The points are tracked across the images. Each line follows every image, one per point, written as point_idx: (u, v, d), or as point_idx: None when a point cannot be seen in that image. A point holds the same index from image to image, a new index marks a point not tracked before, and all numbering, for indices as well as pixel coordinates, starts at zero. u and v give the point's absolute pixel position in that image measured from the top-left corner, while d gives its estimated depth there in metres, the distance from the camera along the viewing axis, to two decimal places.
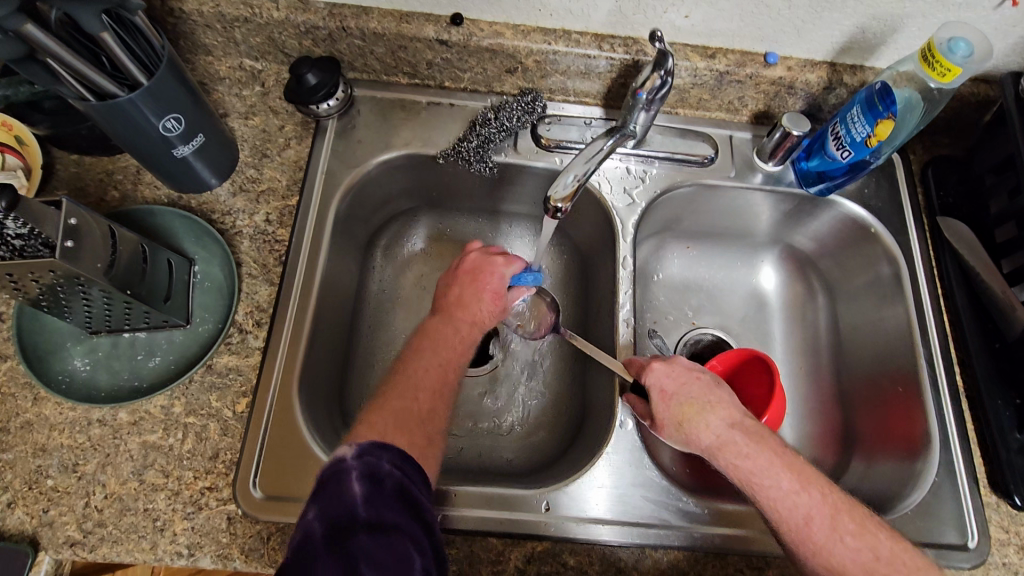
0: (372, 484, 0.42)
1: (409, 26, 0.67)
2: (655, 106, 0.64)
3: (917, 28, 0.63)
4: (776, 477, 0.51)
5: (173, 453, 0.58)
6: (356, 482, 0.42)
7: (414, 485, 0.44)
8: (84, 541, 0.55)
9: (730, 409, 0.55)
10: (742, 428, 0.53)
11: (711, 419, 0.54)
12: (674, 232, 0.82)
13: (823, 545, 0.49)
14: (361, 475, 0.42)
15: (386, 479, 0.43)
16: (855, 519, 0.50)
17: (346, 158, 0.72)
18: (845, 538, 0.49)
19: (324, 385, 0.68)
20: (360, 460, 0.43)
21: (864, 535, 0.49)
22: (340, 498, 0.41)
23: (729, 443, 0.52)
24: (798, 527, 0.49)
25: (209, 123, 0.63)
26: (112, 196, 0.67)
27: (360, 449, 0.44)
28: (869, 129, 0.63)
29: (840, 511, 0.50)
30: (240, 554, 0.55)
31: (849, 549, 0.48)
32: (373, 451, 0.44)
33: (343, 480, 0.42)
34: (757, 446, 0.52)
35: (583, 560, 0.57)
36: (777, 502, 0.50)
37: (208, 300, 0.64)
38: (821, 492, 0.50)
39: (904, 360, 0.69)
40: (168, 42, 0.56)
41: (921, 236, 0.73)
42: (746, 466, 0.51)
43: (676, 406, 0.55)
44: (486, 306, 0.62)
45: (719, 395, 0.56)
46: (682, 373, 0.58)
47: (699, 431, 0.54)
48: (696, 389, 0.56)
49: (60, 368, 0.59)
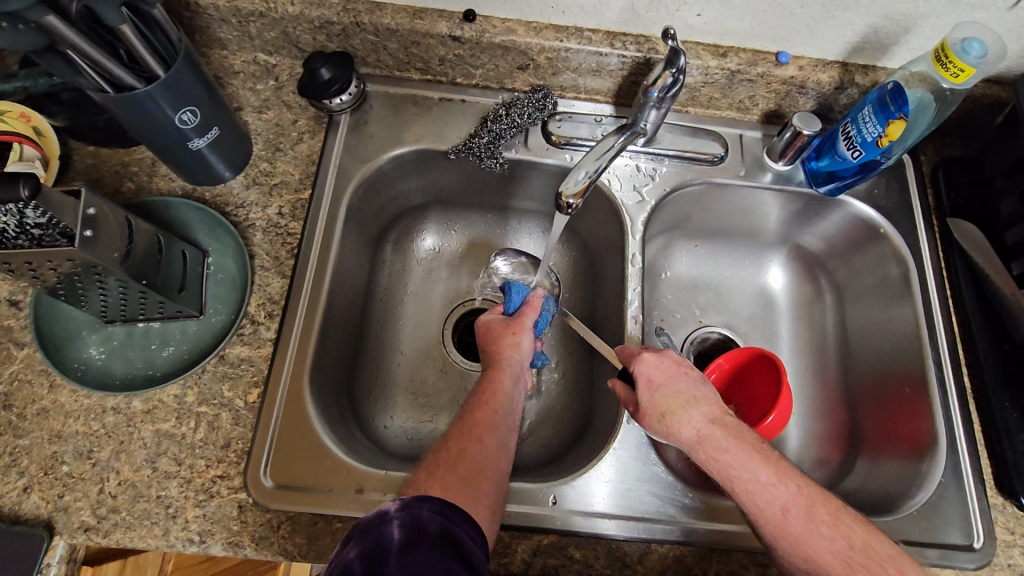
0: (410, 533, 0.42)
1: (422, 22, 0.68)
2: (666, 104, 0.65)
3: (930, 28, 0.63)
4: (753, 469, 0.51)
5: (186, 441, 0.59)
6: (395, 528, 0.42)
7: (456, 531, 0.43)
8: (98, 527, 0.55)
9: (711, 404, 0.55)
10: (723, 423, 0.54)
11: (693, 414, 0.54)
12: (682, 230, 0.82)
13: (800, 537, 0.49)
14: (401, 524, 0.42)
15: (426, 526, 0.43)
16: (831, 510, 0.49)
17: (358, 153, 0.73)
18: (820, 529, 0.49)
19: (335, 376, 0.68)
20: (403, 510, 0.43)
21: (839, 526, 0.49)
22: (379, 542, 0.42)
23: (708, 436, 0.53)
24: (775, 519, 0.49)
25: (224, 117, 0.63)
26: (128, 187, 0.68)
27: (404, 501, 0.44)
28: (881, 130, 0.63)
29: (817, 503, 0.50)
30: (250, 542, 0.56)
31: (824, 541, 0.48)
32: (416, 502, 0.44)
33: (384, 530, 0.42)
34: (735, 441, 0.52)
35: (588, 554, 0.58)
36: (755, 494, 0.50)
37: (221, 291, 0.64)
38: (797, 485, 0.50)
39: (911, 361, 0.69)
40: (185, 35, 0.57)
41: (930, 237, 0.73)
42: (724, 459, 0.52)
43: (659, 397, 0.56)
44: (499, 341, 0.64)
45: (705, 392, 0.56)
46: (671, 367, 0.58)
47: (680, 424, 0.55)
48: (681, 383, 0.57)
49: (76, 356, 0.60)
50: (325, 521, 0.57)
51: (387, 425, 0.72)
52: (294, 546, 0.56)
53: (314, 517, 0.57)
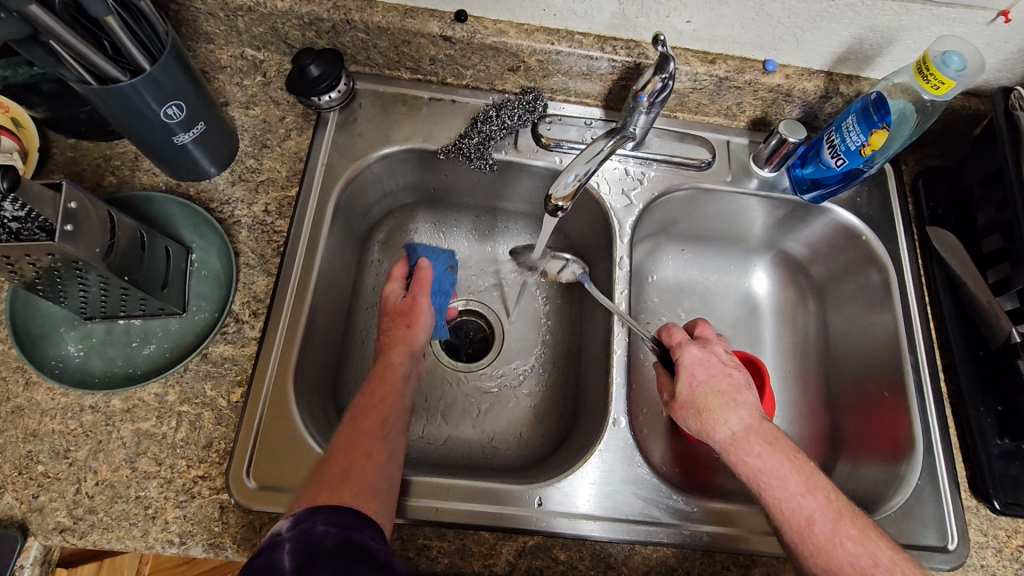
0: (304, 551, 0.41)
1: (413, 22, 0.67)
2: (655, 109, 0.65)
3: (913, 40, 0.65)
4: (784, 478, 0.53)
5: (166, 441, 0.57)
6: (286, 553, 0.40)
7: (358, 536, 0.43)
8: (74, 528, 0.54)
9: (751, 408, 0.57)
10: (759, 430, 0.56)
11: (730, 415, 0.57)
12: (669, 234, 0.83)
13: (824, 548, 0.50)
14: (293, 545, 0.41)
15: (323, 538, 0.42)
16: (858, 525, 0.51)
17: (346, 151, 0.72)
18: (845, 543, 0.50)
19: (319, 377, 0.68)
20: (295, 531, 0.42)
21: (865, 541, 0.50)
22: (269, 567, 0.40)
23: (743, 439, 0.55)
24: (799, 528, 0.51)
25: (211, 112, 0.63)
26: (109, 181, 0.67)
27: (294, 520, 0.43)
28: (864, 138, 0.64)
29: (844, 516, 0.51)
30: (232, 544, 0.55)
31: (848, 554, 0.49)
32: (306, 518, 0.43)
33: (275, 551, 0.41)
34: (770, 448, 0.54)
35: (574, 555, 0.58)
36: (782, 502, 0.52)
37: (204, 289, 0.63)
38: (825, 497, 0.52)
39: (891, 366, 0.70)
40: (172, 29, 0.56)
41: (910, 244, 0.74)
42: (755, 464, 0.54)
43: (700, 393, 0.59)
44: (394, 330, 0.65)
45: (746, 395, 0.58)
46: (715, 365, 0.61)
47: (716, 423, 0.57)
48: (724, 381, 0.59)
49: (53, 353, 0.59)
50: None
51: None
52: None
53: None
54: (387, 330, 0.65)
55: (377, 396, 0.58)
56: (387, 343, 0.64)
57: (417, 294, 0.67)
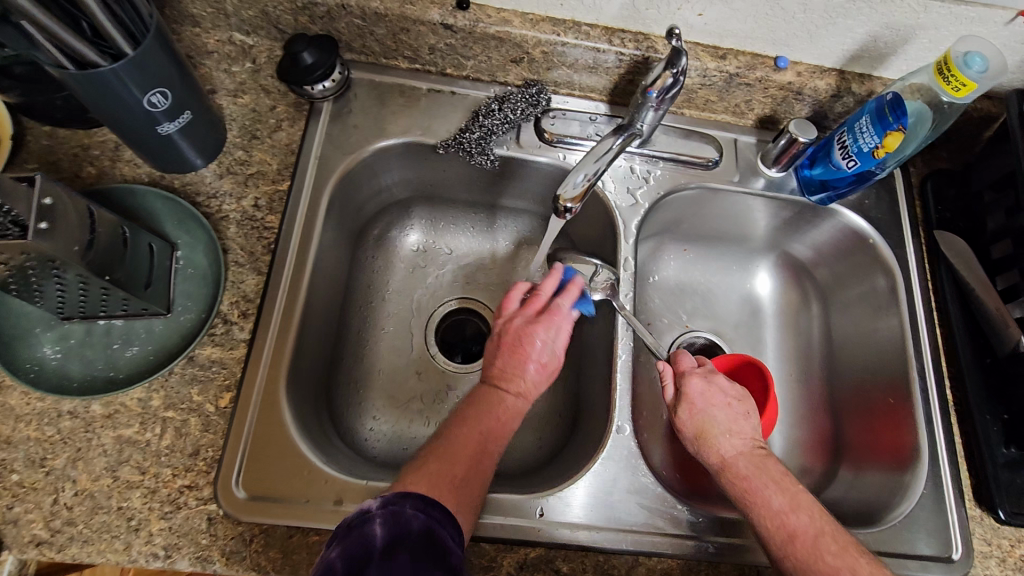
0: (395, 531, 0.41)
1: (413, 8, 0.64)
2: (665, 105, 0.62)
3: (929, 39, 0.63)
4: (767, 495, 0.52)
5: (150, 449, 0.55)
6: (376, 527, 0.41)
7: (442, 533, 0.42)
8: (51, 541, 0.51)
9: (745, 436, 0.56)
10: (750, 455, 0.55)
11: (722, 441, 0.56)
12: (673, 233, 0.81)
13: (804, 561, 0.49)
14: (386, 523, 0.41)
15: (411, 524, 0.41)
16: (839, 541, 0.49)
17: (341, 143, 0.69)
18: (825, 557, 0.48)
19: (312, 380, 0.65)
20: (386, 510, 0.42)
21: (845, 555, 0.48)
22: (360, 542, 0.40)
23: (733, 463, 0.54)
24: (782, 544, 0.50)
25: (198, 101, 0.59)
26: (89, 172, 0.63)
27: (386, 498, 0.43)
28: (878, 140, 0.63)
29: (825, 532, 0.50)
30: (220, 557, 0.52)
31: (829, 568, 0.48)
32: (398, 500, 0.43)
33: (368, 525, 0.41)
34: (758, 471, 0.53)
35: (577, 567, 0.56)
36: (766, 519, 0.51)
37: (190, 287, 0.60)
38: (810, 514, 0.51)
39: (897, 372, 0.69)
40: (156, 10, 0.52)
41: (918, 249, 0.73)
42: (741, 484, 0.53)
43: (697, 418, 0.57)
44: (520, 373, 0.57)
45: (742, 424, 0.57)
46: (715, 393, 0.59)
47: (708, 448, 0.56)
48: (722, 411, 0.57)
49: (28, 356, 0.55)
50: (302, 534, 0.54)
51: (369, 431, 0.69)
52: (267, 561, 0.53)
53: (289, 530, 0.54)
54: (503, 367, 0.58)
55: (494, 417, 0.54)
56: (501, 382, 0.57)
57: (548, 372, 0.59)
